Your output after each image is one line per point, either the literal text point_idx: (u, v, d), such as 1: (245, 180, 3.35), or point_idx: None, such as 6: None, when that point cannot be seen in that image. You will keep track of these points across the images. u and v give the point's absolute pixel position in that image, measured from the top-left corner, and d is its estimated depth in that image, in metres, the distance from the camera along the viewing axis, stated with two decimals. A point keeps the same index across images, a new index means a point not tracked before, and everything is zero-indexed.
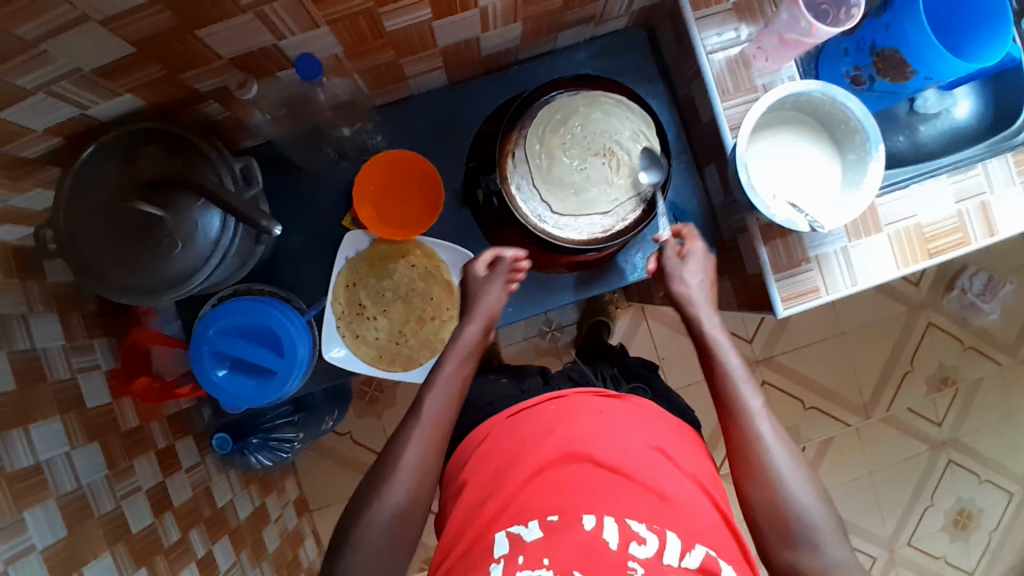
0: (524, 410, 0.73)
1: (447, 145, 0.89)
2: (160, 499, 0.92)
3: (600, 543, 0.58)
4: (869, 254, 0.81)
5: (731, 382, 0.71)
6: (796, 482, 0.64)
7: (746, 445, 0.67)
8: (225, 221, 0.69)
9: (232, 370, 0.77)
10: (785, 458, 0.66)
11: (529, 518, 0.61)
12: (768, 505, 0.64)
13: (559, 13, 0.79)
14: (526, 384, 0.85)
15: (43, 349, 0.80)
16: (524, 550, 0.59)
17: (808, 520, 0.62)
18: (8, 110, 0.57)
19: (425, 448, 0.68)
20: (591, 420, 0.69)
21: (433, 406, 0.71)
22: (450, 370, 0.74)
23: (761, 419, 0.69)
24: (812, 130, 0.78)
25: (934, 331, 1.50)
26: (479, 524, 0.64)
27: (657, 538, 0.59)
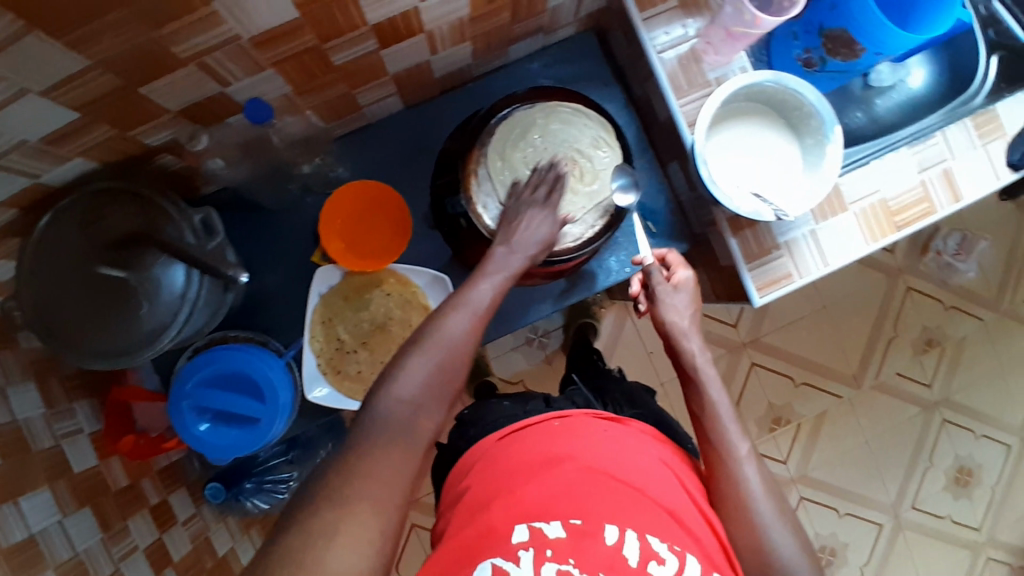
0: (533, 425, 0.73)
1: (411, 169, 0.89)
2: (160, 557, 0.91)
3: (620, 560, 0.56)
4: (836, 235, 0.81)
5: (719, 422, 0.70)
6: (778, 530, 0.63)
7: (730, 490, 0.66)
8: (190, 273, 0.68)
9: (213, 423, 0.76)
10: (770, 508, 0.65)
11: (552, 517, 0.59)
12: (752, 554, 0.63)
13: (507, 28, 0.78)
14: (530, 406, 0.87)
15: (24, 420, 0.78)
16: (550, 546, 0.57)
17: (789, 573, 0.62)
18: None
19: (468, 328, 0.61)
20: (599, 440, 0.69)
21: (473, 304, 0.62)
22: (497, 279, 0.66)
23: (747, 465, 0.67)
24: (770, 119, 0.79)
25: (915, 295, 1.52)
26: (489, 520, 0.61)
27: (677, 560, 0.58)
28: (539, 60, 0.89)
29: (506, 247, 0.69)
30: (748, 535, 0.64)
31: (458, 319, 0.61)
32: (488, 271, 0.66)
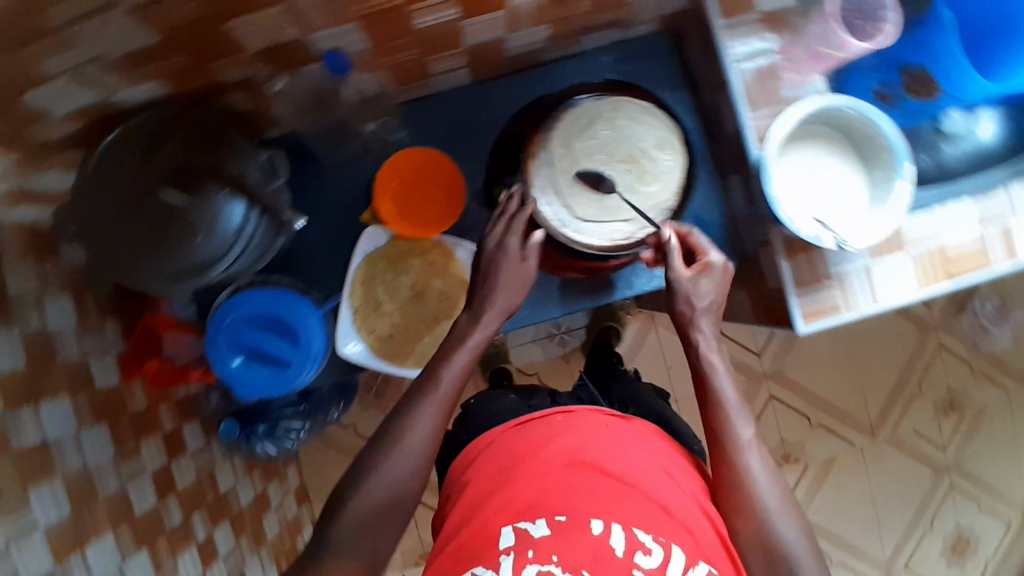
0: (529, 420, 0.74)
1: (469, 145, 0.88)
2: (166, 480, 0.97)
3: (607, 550, 0.59)
4: (889, 273, 0.80)
5: (726, 411, 0.69)
6: (781, 519, 0.65)
7: (735, 482, 0.67)
8: (248, 212, 0.67)
9: (246, 360, 0.77)
10: (773, 496, 0.66)
11: (538, 515, 0.61)
12: (759, 545, 0.64)
13: (587, 17, 0.76)
14: (534, 401, 0.88)
15: (54, 330, 0.85)
16: (534, 546, 0.60)
17: (791, 560, 0.63)
18: (32, 93, 0.56)
19: (433, 425, 0.68)
20: (593, 432, 0.71)
21: (434, 404, 0.68)
22: (449, 378, 0.69)
23: (751, 453, 0.68)
24: (839, 147, 0.78)
25: (945, 354, 1.50)
26: (481, 517, 0.64)
27: (662, 549, 0.60)
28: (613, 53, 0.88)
29: (468, 337, 0.71)
30: (751, 527, 0.65)
31: (422, 419, 0.68)
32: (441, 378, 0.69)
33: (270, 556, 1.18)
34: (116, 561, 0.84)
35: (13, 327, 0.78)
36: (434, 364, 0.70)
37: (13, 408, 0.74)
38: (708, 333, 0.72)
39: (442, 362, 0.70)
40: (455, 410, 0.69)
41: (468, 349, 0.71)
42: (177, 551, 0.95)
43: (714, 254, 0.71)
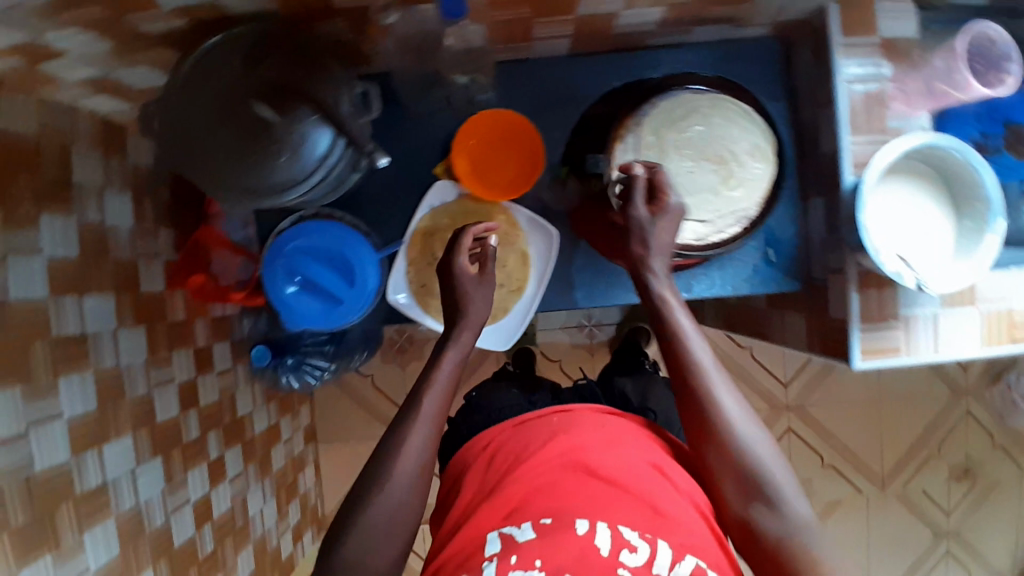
0: (525, 423, 0.78)
1: (555, 117, 0.85)
2: (189, 395, 0.98)
3: (592, 548, 0.60)
4: (955, 325, 0.78)
5: (683, 340, 0.68)
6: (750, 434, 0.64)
7: (704, 418, 0.65)
8: (334, 141, 0.66)
9: (300, 289, 0.77)
10: (741, 416, 0.65)
11: (524, 519, 0.63)
12: (732, 474, 0.64)
13: (705, 7, 0.73)
14: (534, 398, 0.94)
15: (111, 226, 0.86)
16: (517, 549, 0.60)
17: (765, 478, 0.63)
18: None
19: (425, 444, 0.66)
20: (589, 433, 0.73)
21: (426, 420, 0.66)
22: (428, 409, 0.67)
23: (720, 388, 0.66)
24: (932, 188, 0.75)
25: (970, 421, 1.47)
26: (474, 523, 0.66)
27: (648, 547, 0.60)
28: (717, 51, 0.85)
29: (444, 364, 0.69)
30: (722, 459, 0.64)
31: (415, 437, 0.65)
32: (420, 408, 0.67)
33: (271, 486, 1.21)
34: (132, 463, 0.85)
35: (72, 214, 0.80)
36: (415, 393, 0.68)
37: (54, 295, 0.75)
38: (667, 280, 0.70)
39: (421, 390, 0.68)
40: (446, 424, 0.68)
41: (445, 373, 0.69)
42: (189, 464, 0.97)
43: (672, 196, 0.70)
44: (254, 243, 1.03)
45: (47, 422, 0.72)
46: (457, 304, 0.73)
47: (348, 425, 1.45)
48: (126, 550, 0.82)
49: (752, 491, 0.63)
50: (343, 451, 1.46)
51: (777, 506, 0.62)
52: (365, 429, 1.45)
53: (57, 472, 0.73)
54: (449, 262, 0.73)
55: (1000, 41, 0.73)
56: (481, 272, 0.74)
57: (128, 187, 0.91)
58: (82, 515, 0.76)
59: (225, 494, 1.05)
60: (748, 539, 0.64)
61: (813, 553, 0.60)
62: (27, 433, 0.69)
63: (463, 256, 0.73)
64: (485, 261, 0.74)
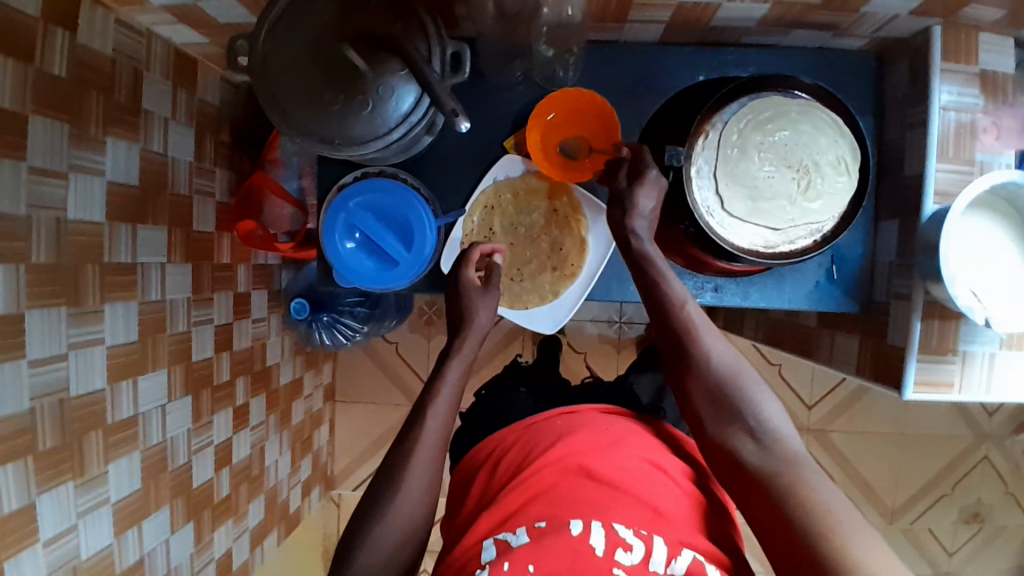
0: (528, 426, 0.77)
1: (633, 105, 0.83)
2: (224, 339, 0.98)
3: (586, 549, 0.58)
4: (1013, 367, 0.76)
5: (662, 284, 0.71)
6: (727, 361, 0.66)
7: (685, 355, 0.67)
8: (419, 100, 0.65)
9: (358, 245, 0.77)
10: (718, 349, 0.67)
11: (519, 525, 0.62)
12: (711, 404, 0.65)
13: (810, 10, 0.71)
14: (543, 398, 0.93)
15: (172, 158, 0.86)
16: (510, 556, 0.59)
17: (740, 396, 0.64)
18: None
19: (441, 428, 0.67)
20: (590, 436, 0.72)
21: (437, 413, 0.67)
22: (433, 425, 0.66)
23: (702, 327, 0.68)
24: (1014, 226, 0.72)
25: (987, 466, 1.45)
26: (472, 532, 0.65)
27: (643, 544, 0.59)
28: (807, 59, 0.83)
29: (448, 376, 0.70)
30: (701, 390, 0.66)
31: (434, 424, 0.66)
32: (426, 423, 0.66)
33: (288, 439, 1.21)
34: (163, 398, 0.85)
35: (138, 141, 0.79)
36: (420, 407, 0.68)
37: (112, 221, 0.75)
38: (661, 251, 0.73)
39: (426, 403, 0.68)
40: (459, 418, 0.68)
41: (449, 387, 0.69)
42: (217, 406, 0.97)
43: (650, 168, 0.73)
44: (307, 197, 1.06)
45: (88, 345, 0.72)
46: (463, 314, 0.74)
47: (367, 388, 1.45)
48: (148, 483, 0.83)
49: (729, 413, 0.64)
50: (358, 414, 1.46)
51: (760, 435, 0.62)
52: (383, 395, 1.45)
53: (91, 398, 0.73)
54: (458, 275, 0.76)
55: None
56: (487, 282, 0.77)
57: (192, 122, 0.90)
58: (110, 443, 0.76)
59: (245, 441, 1.05)
60: (735, 476, 0.62)
61: (804, 477, 0.58)
62: (66, 355, 0.69)
63: (470, 268, 0.76)
64: (491, 272, 0.77)
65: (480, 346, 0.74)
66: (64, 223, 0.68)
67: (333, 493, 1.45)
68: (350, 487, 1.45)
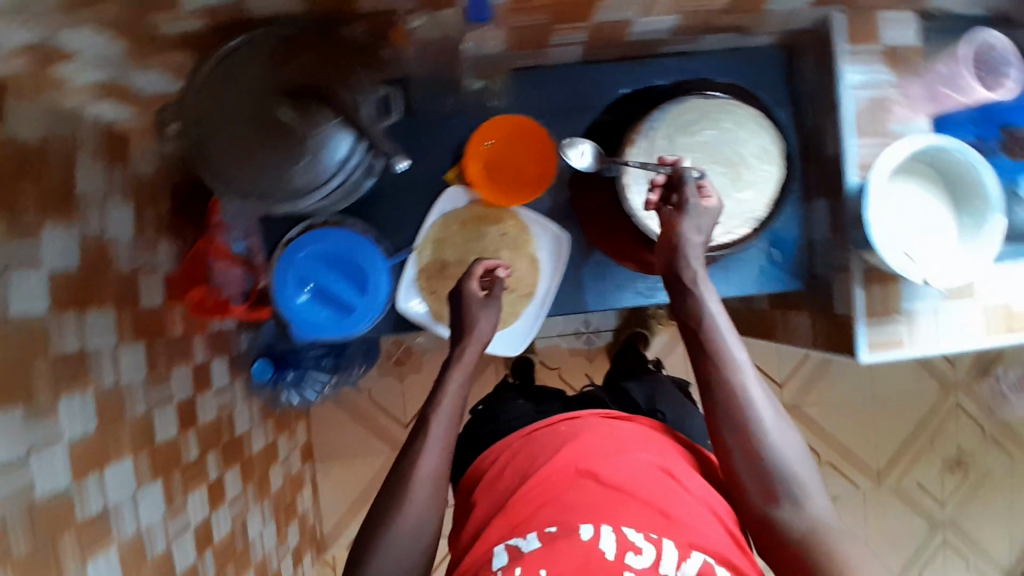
0: (532, 432, 0.79)
1: (565, 125, 0.86)
2: (187, 416, 0.95)
3: (597, 554, 0.61)
4: (954, 318, 0.80)
5: (713, 332, 0.69)
6: (778, 436, 0.66)
7: (736, 420, 0.66)
8: (353, 146, 0.65)
9: (312, 297, 0.76)
10: (768, 414, 0.66)
11: (528, 530, 0.66)
12: (753, 470, 0.66)
13: (718, 15, 0.75)
14: (544, 407, 0.95)
15: (109, 239, 0.83)
16: (522, 561, 0.63)
17: (792, 478, 0.64)
18: None
19: (440, 458, 0.69)
20: (598, 438, 0.74)
21: (435, 437, 0.69)
22: (435, 438, 0.69)
23: (749, 378, 0.68)
24: (936, 189, 0.77)
25: (960, 414, 1.49)
26: (486, 537, 0.69)
27: (654, 548, 0.62)
28: (723, 57, 0.86)
29: (449, 386, 0.72)
30: (743, 454, 0.66)
31: (432, 451, 0.68)
32: (430, 433, 0.69)
33: (270, 510, 1.15)
34: (132, 488, 0.82)
35: (73, 226, 0.77)
36: (424, 417, 0.71)
37: (56, 312, 0.73)
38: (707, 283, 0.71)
39: (429, 413, 0.71)
40: (465, 417, 0.72)
41: (450, 396, 0.72)
42: (189, 485, 0.93)
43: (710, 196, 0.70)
44: (257, 255, 0.99)
45: (47, 444, 0.69)
46: (462, 326, 0.75)
47: (346, 441, 1.42)
48: None
49: (779, 492, 0.64)
50: (341, 468, 1.42)
51: (802, 509, 0.64)
52: (361, 445, 1.42)
53: (58, 497, 0.70)
54: (459, 287, 0.77)
55: (1003, 47, 0.74)
56: (487, 296, 0.77)
57: (131, 199, 0.88)
58: (84, 545, 0.73)
59: (226, 517, 1.01)
60: (769, 533, 0.65)
61: (837, 551, 0.61)
62: (29, 457, 0.66)
63: (471, 280, 0.77)
64: (495, 283, 0.78)
65: (480, 353, 0.75)
66: (4, 320, 0.66)
67: (327, 554, 1.40)
68: (344, 543, 1.41)
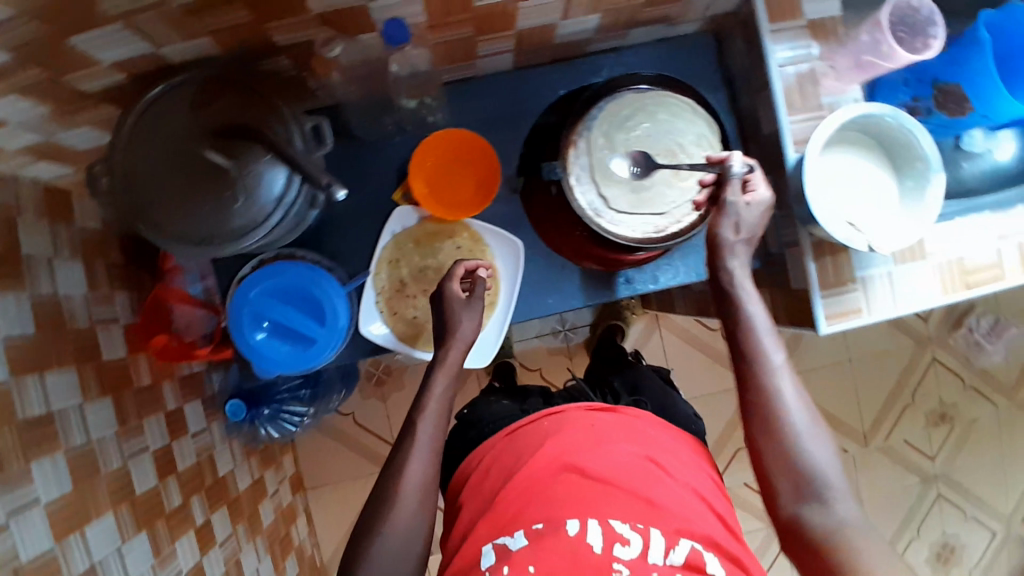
0: (516, 430, 0.78)
1: (506, 132, 0.87)
2: (165, 463, 0.94)
3: (585, 548, 0.62)
4: (910, 280, 0.82)
5: (751, 334, 0.71)
6: (811, 440, 0.67)
7: (769, 421, 0.69)
8: (290, 178, 0.65)
9: (269, 334, 0.76)
10: (804, 419, 0.68)
11: (516, 529, 0.66)
12: (786, 472, 0.67)
13: (639, 9, 0.76)
14: (527, 405, 0.94)
15: (64, 295, 0.83)
16: (510, 560, 0.63)
17: (823, 482, 0.66)
18: (84, 35, 0.55)
19: (425, 467, 0.69)
20: (580, 431, 0.74)
21: (422, 443, 0.70)
22: (422, 438, 0.71)
23: (783, 378, 0.70)
24: (873, 155, 0.78)
25: (938, 367, 1.51)
26: (473, 538, 0.69)
27: (640, 538, 0.64)
28: (653, 49, 0.87)
29: (433, 390, 0.73)
30: (779, 456, 0.68)
31: (418, 459, 0.69)
32: (417, 431, 0.71)
33: (265, 546, 1.14)
34: (117, 542, 0.80)
35: (24, 289, 0.76)
36: (409, 420, 0.72)
37: (16, 375, 0.72)
38: (741, 258, 0.73)
39: (416, 415, 0.72)
40: (451, 416, 0.73)
41: (435, 400, 0.73)
42: (176, 533, 0.91)
43: (760, 186, 0.71)
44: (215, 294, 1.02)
45: (23, 509, 0.68)
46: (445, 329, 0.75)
47: (336, 467, 1.41)
48: None
49: (809, 493, 0.66)
50: (335, 495, 1.42)
51: (827, 508, 0.66)
52: (352, 469, 1.41)
53: (43, 559, 0.69)
54: (441, 289, 0.77)
55: (923, 6, 0.75)
56: (468, 297, 0.77)
57: (79, 254, 0.87)
58: None
59: (218, 560, 0.98)
60: (793, 534, 0.67)
61: (857, 551, 0.63)
62: (7, 525, 0.66)
63: (453, 281, 0.77)
64: (475, 283, 0.77)
65: (464, 355, 0.76)
66: None
67: None
68: None
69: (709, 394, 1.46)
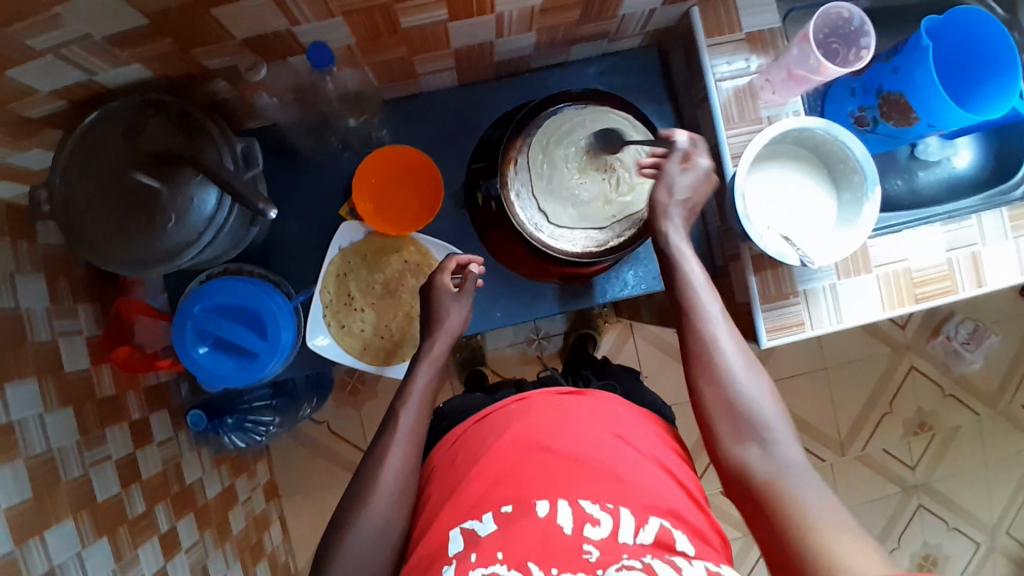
0: (484, 416, 0.77)
1: (452, 148, 0.88)
2: (129, 471, 0.95)
3: (555, 529, 0.62)
4: (856, 294, 0.82)
5: (690, 288, 0.70)
6: (749, 381, 0.66)
7: (708, 367, 0.67)
8: (221, 199, 0.68)
9: (212, 348, 0.78)
10: (741, 363, 0.67)
11: (484, 512, 0.65)
12: (725, 409, 0.65)
13: (574, 26, 0.77)
14: (499, 393, 0.91)
15: (25, 309, 0.83)
16: (477, 545, 0.62)
17: (762, 422, 0.64)
18: (18, 67, 0.57)
19: (401, 463, 0.70)
20: (545, 413, 0.74)
21: (401, 429, 0.72)
22: (405, 422, 0.73)
23: (718, 324, 0.68)
24: (813, 167, 0.79)
25: (916, 375, 1.50)
26: (436, 524, 0.67)
27: (611, 518, 0.63)
28: (598, 64, 0.88)
29: (416, 381, 0.75)
30: (719, 396, 0.66)
31: (393, 456, 0.70)
32: (398, 422, 0.72)
33: (235, 552, 1.16)
34: (77, 546, 0.81)
35: None
36: (392, 408, 0.74)
37: None
38: (677, 223, 0.72)
39: (398, 404, 0.74)
40: (434, 406, 0.76)
41: (417, 392, 0.75)
42: (139, 540, 0.92)
43: (703, 157, 0.72)
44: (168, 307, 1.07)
45: None
46: (434, 319, 0.78)
47: (312, 475, 1.43)
48: None
49: (748, 432, 0.64)
50: (310, 502, 1.44)
51: (769, 448, 0.63)
52: (327, 477, 1.43)
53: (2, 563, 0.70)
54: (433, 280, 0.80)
55: (854, 15, 0.74)
56: (461, 290, 0.80)
57: (42, 268, 0.87)
58: None
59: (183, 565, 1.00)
60: (736, 480, 0.64)
61: (799, 491, 0.60)
62: None
63: (445, 274, 0.79)
64: (466, 279, 0.79)
65: (450, 345, 0.79)
66: None
67: None
68: None
69: (683, 404, 1.46)
